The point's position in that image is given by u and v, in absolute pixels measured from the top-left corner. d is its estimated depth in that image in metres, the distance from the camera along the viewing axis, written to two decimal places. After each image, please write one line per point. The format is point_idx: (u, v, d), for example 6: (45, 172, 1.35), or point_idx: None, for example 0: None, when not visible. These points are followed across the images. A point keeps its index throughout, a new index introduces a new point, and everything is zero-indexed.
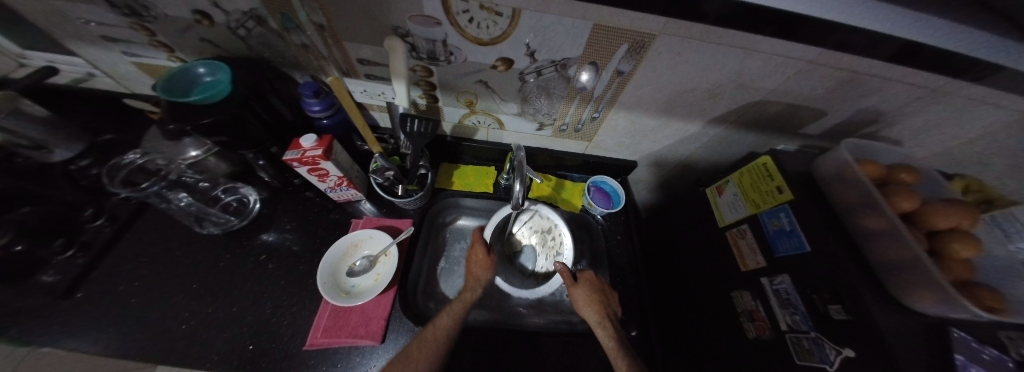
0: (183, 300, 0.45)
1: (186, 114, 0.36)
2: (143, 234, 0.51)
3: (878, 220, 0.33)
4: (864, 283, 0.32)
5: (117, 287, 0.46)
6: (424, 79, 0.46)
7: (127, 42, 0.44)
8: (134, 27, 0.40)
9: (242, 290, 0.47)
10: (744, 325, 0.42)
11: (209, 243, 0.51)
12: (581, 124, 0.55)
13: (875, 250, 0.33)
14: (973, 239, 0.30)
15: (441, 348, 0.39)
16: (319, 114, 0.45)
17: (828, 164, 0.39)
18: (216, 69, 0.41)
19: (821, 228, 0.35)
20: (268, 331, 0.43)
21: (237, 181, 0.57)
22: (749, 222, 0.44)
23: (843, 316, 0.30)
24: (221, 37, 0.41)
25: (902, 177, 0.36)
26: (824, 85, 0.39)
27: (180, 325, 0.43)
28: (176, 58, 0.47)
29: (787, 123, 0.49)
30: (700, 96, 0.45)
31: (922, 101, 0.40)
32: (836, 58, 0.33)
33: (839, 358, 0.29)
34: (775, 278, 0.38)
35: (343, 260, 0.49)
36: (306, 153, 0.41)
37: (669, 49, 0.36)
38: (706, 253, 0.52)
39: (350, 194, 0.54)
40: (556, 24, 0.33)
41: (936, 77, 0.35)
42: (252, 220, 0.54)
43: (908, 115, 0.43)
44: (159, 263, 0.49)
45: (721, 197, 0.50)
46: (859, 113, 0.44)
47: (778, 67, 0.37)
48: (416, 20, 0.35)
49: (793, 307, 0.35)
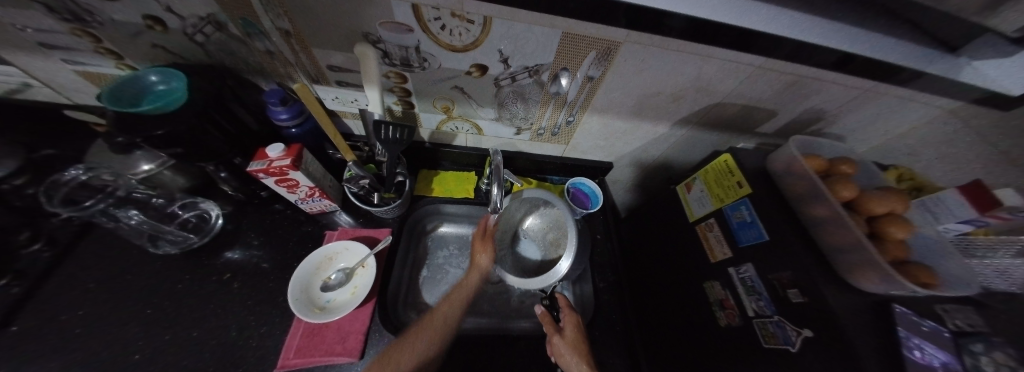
0: (134, 327, 0.41)
1: (137, 124, 0.34)
2: (86, 258, 0.46)
3: (824, 208, 0.37)
4: (817, 268, 0.35)
5: (53, 319, 0.41)
6: (399, 85, 0.45)
7: (67, 50, 0.41)
8: (74, 33, 0.37)
9: (203, 314, 0.43)
10: (716, 314, 0.43)
11: (164, 264, 0.47)
12: (558, 128, 0.56)
13: (825, 237, 0.36)
14: (903, 221, 0.34)
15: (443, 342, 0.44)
16: (286, 122, 0.43)
17: (780, 158, 0.43)
18: (166, 75, 0.38)
19: (776, 218, 0.38)
20: (234, 355, 0.40)
21: (196, 196, 0.53)
22: (715, 216, 0.46)
23: (800, 299, 0.33)
24: (176, 43, 0.39)
25: (842, 168, 0.39)
26: (772, 87, 0.43)
27: (130, 356, 0.39)
28: (126, 66, 0.44)
29: (744, 123, 0.53)
30: (666, 99, 0.47)
31: (856, 101, 0.44)
32: (779, 63, 0.37)
33: (800, 338, 0.31)
34: (740, 268, 0.41)
35: (316, 275, 0.46)
36: (273, 163, 0.39)
37: (634, 56, 0.38)
38: (679, 247, 0.54)
39: (323, 205, 0.52)
40: (527, 31, 0.35)
41: (864, 80, 0.39)
42: (214, 236, 0.51)
43: (846, 113, 0.48)
44: (105, 289, 0.44)
45: (690, 194, 0.53)
46: (805, 112, 0.49)
47: (732, 71, 0.40)
48: (387, 27, 0.34)
49: (758, 293, 0.37)
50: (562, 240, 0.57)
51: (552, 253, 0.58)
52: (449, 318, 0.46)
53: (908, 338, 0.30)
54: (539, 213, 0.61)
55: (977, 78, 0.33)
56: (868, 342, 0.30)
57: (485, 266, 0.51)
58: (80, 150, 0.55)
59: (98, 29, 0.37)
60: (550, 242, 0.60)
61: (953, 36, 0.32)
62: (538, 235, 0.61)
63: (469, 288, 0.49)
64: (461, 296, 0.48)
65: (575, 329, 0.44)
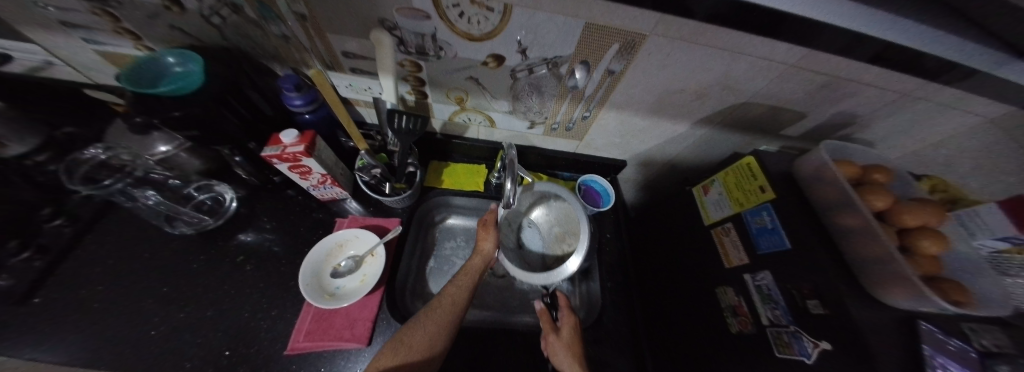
0: (152, 304, 0.42)
1: (155, 106, 0.34)
2: (106, 235, 0.48)
3: (853, 218, 0.35)
4: (841, 280, 0.33)
5: (78, 292, 0.43)
6: (413, 74, 0.44)
7: (87, 29, 0.41)
8: (94, 11, 0.37)
9: (217, 294, 0.44)
10: (729, 320, 0.42)
11: (180, 245, 0.48)
12: (572, 123, 0.55)
13: (851, 248, 0.35)
14: (937, 235, 0.32)
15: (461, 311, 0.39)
16: (300, 109, 0.43)
17: (807, 163, 0.41)
18: (181, 57, 0.38)
19: (800, 226, 0.37)
20: (247, 336, 0.41)
21: (211, 179, 0.54)
22: (732, 221, 0.45)
23: (821, 310, 0.32)
24: (193, 24, 0.39)
25: (875, 176, 0.38)
26: (804, 88, 0.40)
27: (149, 331, 0.40)
28: (144, 47, 0.44)
29: (769, 124, 0.51)
30: (687, 97, 0.45)
31: (893, 105, 0.42)
32: (815, 62, 0.35)
33: (816, 350, 0.30)
34: (757, 275, 0.39)
35: (326, 261, 0.47)
36: (287, 149, 0.39)
37: (659, 50, 0.36)
38: (692, 251, 0.53)
39: (334, 193, 0.53)
40: (547, 21, 0.33)
41: (906, 82, 0.36)
42: (228, 219, 0.51)
43: (881, 118, 0.45)
44: (124, 266, 0.45)
45: (707, 196, 0.51)
46: (836, 116, 0.46)
47: (762, 69, 0.37)
48: (404, 13, 0.33)
49: (775, 302, 0.36)
50: (571, 235, 0.55)
51: (557, 247, 0.57)
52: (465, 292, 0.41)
53: (934, 356, 0.29)
54: (547, 206, 0.60)
55: None
56: (893, 358, 0.29)
57: (491, 252, 0.47)
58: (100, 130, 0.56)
59: (117, 8, 0.37)
60: (556, 235, 0.58)
61: None
62: (544, 229, 0.60)
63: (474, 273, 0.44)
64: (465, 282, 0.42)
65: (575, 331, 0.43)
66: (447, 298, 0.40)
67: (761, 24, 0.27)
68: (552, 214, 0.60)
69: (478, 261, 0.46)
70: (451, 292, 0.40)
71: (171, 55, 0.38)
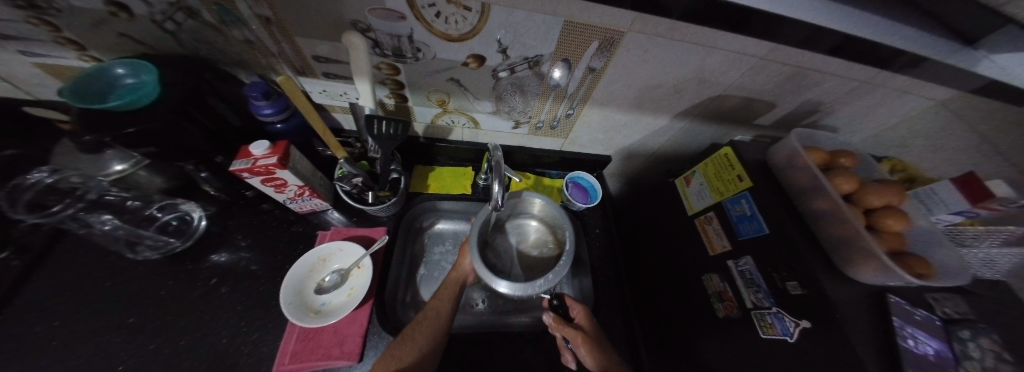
0: (115, 337, 0.39)
1: (105, 122, 0.31)
2: (58, 266, 0.44)
3: (824, 201, 0.37)
4: (816, 260, 0.35)
5: (29, 331, 0.39)
6: (391, 78, 0.43)
7: (20, 39, 0.37)
8: (29, 20, 0.34)
9: (191, 321, 0.41)
10: (715, 305, 0.44)
11: (146, 271, 0.44)
12: (557, 121, 0.55)
13: (824, 230, 0.37)
14: (900, 213, 0.34)
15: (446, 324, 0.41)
16: (271, 118, 0.41)
17: (781, 150, 0.42)
18: (136, 68, 0.35)
19: (777, 211, 0.38)
20: (227, 363, 0.38)
21: (176, 197, 0.50)
22: (714, 210, 0.46)
23: (799, 291, 0.33)
24: (145, 31, 0.36)
25: (842, 161, 0.39)
26: (774, 79, 0.42)
27: (114, 367, 0.37)
28: (89, 57, 0.41)
29: (744, 115, 0.53)
30: (667, 92, 0.46)
31: (854, 92, 0.44)
32: (783, 53, 0.36)
33: (798, 329, 0.31)
34: (740, 260, 0.40)
35: (309, 277, 0.45)
36: (258, 162, 0.37)
37: (638, 46, 0.37)
38: (678, 241, 0.54)
39: (313, 205, 0.50)
40: (527, 20, 0.33)
41: (864, 70, 0.39)
42: (199, 239, 0.48)
43: (845, 104, 0.47)
44: (81, 299, 0.41)
45: (689, 187, 0.53)
46: (803, 104, 0.49)
47: (735, 62, 0.39)
48: (377, 14, 0.32)
49: (757, 285, 0.37)
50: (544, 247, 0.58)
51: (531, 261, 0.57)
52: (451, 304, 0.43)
53: (903, 327, 0.31)
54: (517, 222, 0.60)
55: (983, 69, 0.33)
56: (868, 332, 0.30)
57: (467, 269, 0.49)
58: None
59: (54, 16, 0.33)
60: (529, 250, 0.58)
61: (961, 23, 0.31)
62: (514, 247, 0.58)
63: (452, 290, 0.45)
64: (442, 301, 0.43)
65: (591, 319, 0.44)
66: (432, 311, 0.41)
67: (734, 19, 0.27)
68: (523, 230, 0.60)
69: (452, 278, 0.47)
70: (435, 305, 0.42)
71: (125, 66, 0.35)
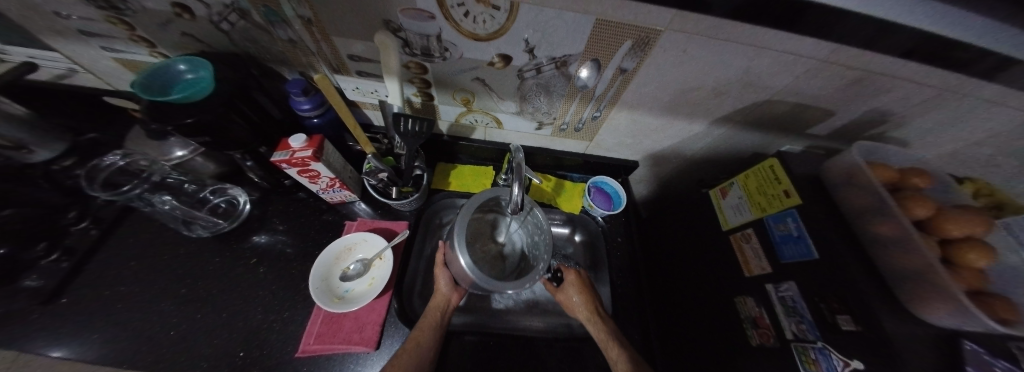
0: (171, 304, 0.44)
1: (169, 114, 0.35)
2: (128, 237, 0.50)
3: (890, 227, 0.32)
4: (874, 292, 0.31)
5: (106, 292, 0.45)
6: (419, 76, 0.44)
7: (105, 37, 0.42)
8: (110, 20, 0.38)
9: (232, 296, 0.45)
10: (747, 331, 0.41)
11: (197, 247, 0.49)
12: (582, 123, 0.53)
13: (886, 259, 0.32)
14: (986, 248, 0.29)
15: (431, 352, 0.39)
16: (309, 113, 0.43)
17: (838, 165, 0.38)
18: (190, 63, 0.39)
19: (829, 234, 0.34)
20: (260, 338, 0.42)
21: (224, 182, 0.55)
22: (753, 226, 0.42)
23: (852, 327, 0.29)
24: (203, 30, 0.39)
25: (917, 182, 0.34)
26: (834, 84, 0.37)
27: (169, 331, 0.42)
28: (158, 54, 0.45)
29: (793, 123, 0.48)
30: (705, 95, 0.43)
31: (934, 102, 0.38)
32: (849, 56, 0.32)
33: (848, 369, 0.28)
34: (780, 285, 0.37)
35: (334, 264, 0.47)
36: (295, 154, 0.39)
37: (675, 46, 0.34)
38: (708, 257, 0.51)
39: (342, 196, 0.53)
40: (556, 18, 0.32)
41: (952, 77, 0.33)
42: (242, 222, 0.53)
43: (920, 116, 0.41)
44: (145, 267, 0.47)
45: (725, 200, 0.49)
46: (867, 114, 0.43)
47: (788, 65, 0.35)
48: (408, 14, 0.32)
49: (800, 315, 0.34)
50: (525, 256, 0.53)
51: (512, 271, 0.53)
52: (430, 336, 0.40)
53: None
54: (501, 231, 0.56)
55: None
56: None
57: (447, 290, 0.45)
58: (122, 135, 0.59)
59: (131, 17, 0.37)
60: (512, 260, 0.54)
61: None
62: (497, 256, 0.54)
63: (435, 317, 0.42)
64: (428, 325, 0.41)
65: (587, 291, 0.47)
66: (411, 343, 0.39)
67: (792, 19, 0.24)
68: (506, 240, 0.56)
69: (436, 304, 0.44)
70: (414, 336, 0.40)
71: (179, 61, 0.38)
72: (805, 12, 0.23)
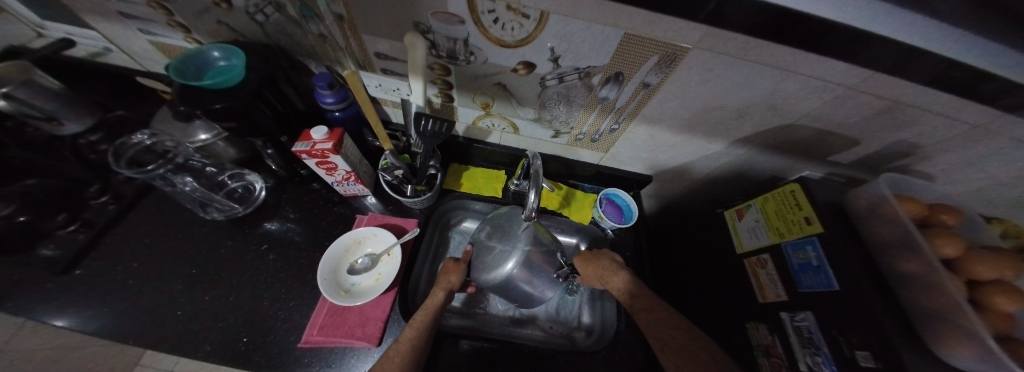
0: (179, 284, 0.45)
1: (201, 99, 0.35)
2: (144, 214, 0.51)
3: (916, 263, 0.31)
4: (898, 332, 0.29)
5: (117, 266, 0.46)
6: (441, 78, 0.44)
7: (143, 20, 0.44)
8: (150, 5, 0.40)
9: (239, 280, 0.46)
10: (759, 360, 0.39)
11: (211, 229, 0.50)
12: (598, 135, 0.53)
13: (910, 297, 0.31)
14: (1017, 292, 0.27)
15: (427, 336, 0.38)
16: (331, 106, 0.44)
17: (863, 197, 0.37)
18: (183, 63, 0.37)
19: (852, 269, 0.33)
20: (264, 325, 0.42)
21: (243, 167, 0.56)
22: (770, 252, 0.42)
23: (871, 364, 0.28)
24: (238, 20, 0.41)
25: (944, 218, 0.33)
26: (860, 112, 0.36)
27: (174, 311, 0.42)
28: (192, 39, 0.47)
29: (814, 148, 0.47)
30: (727, 115, 0.43)
31: (964, 139, 0.37)
32: (880, 84, 0.31)
33: None
34: (796, 315, 0.36)
35: (344, 257, 0.47)
36: (316, 145, 0.40)
37: (701, 64, 0.34)
38: (720, 279, 0.50)
39: (356, 190, 0.53)
40: (584, 30, 0.32)
41: (987, 112, 0.32)
42: (256, 208, 0.53)
43: (949, 151, 0.39)
44: (160, 244, 0.48)
45: (741, 222, 0.48)
46: (892, 145, 0.42)
47: (816, 90, 0.34)
48: (439, 17, 0.33)
49: (816, 347, 0.33)
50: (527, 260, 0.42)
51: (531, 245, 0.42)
52: (430, 326, 0.40)
53: None
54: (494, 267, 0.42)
55: None
56: None
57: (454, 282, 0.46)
58: (147, 114, 0.61)
59: (172, 3, 0.39)
60: (502, 260, 0.42)
61: None
62: (504, 246, 0.42)
63: (434, 310, 0.42)
64: (423, 319, 0.40)
65: (596, 258, 0.51)
66: (411, 332, 0.38)
67: (842, 35, 0.23)
68: (497, 255, 0.42)
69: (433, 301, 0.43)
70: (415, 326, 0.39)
71: (175, 66, 0.37)
72: (834, 33, 0.23)
